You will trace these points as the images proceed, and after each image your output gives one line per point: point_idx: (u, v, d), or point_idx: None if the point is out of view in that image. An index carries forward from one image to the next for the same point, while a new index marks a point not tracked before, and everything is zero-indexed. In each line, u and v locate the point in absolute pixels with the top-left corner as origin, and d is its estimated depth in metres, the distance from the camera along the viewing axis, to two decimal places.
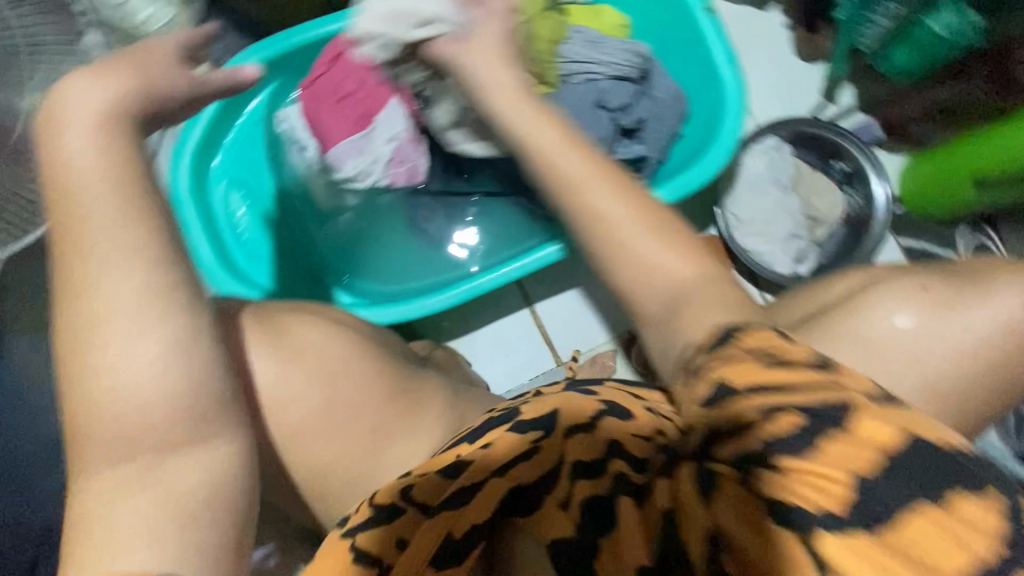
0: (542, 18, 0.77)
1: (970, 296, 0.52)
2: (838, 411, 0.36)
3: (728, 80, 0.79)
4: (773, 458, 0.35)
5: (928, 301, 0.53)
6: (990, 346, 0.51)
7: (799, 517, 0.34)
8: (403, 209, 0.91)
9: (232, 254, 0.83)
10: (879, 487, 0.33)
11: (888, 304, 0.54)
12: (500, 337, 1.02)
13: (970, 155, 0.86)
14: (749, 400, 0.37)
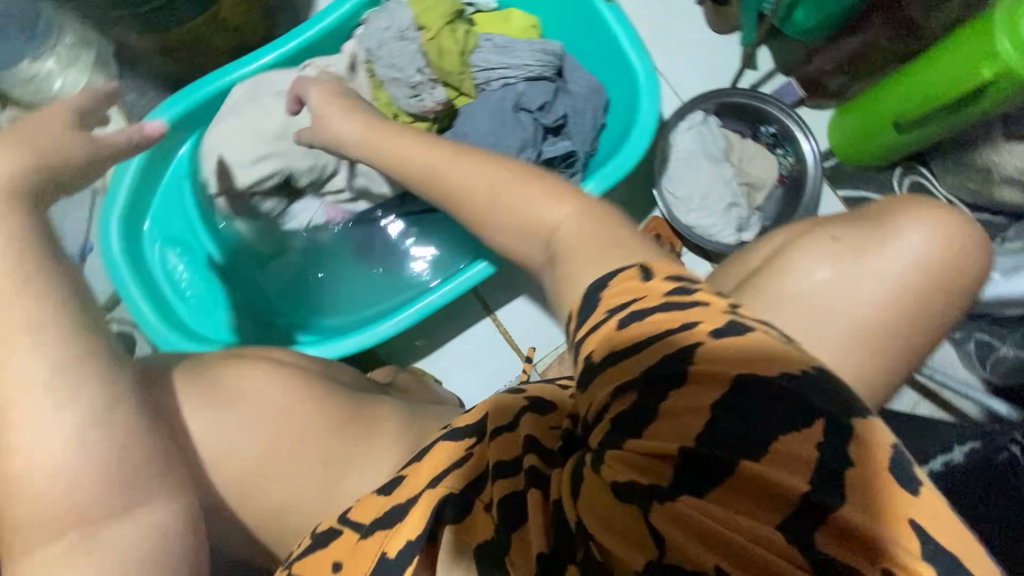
0: (445, 32, 0.79)
1: (875, 242, 0.53)
2: (684, 369, 0.37)
3: (637, 65, 0.80)
4: (627, 435, 0.37)
5: (840, 252, 0.54)
6: (902, 287, 0.52)
7: (650, 489, 0.35)
8: (345, 240, 0.91)
9: (177, 311, 0.82)
10: (725, 444, 0.34)
11: (805, 259, 0.55)
12: (467, 350, 1.01)
13: (886, 103, 0.89)
14: (611, 373, 0.38)
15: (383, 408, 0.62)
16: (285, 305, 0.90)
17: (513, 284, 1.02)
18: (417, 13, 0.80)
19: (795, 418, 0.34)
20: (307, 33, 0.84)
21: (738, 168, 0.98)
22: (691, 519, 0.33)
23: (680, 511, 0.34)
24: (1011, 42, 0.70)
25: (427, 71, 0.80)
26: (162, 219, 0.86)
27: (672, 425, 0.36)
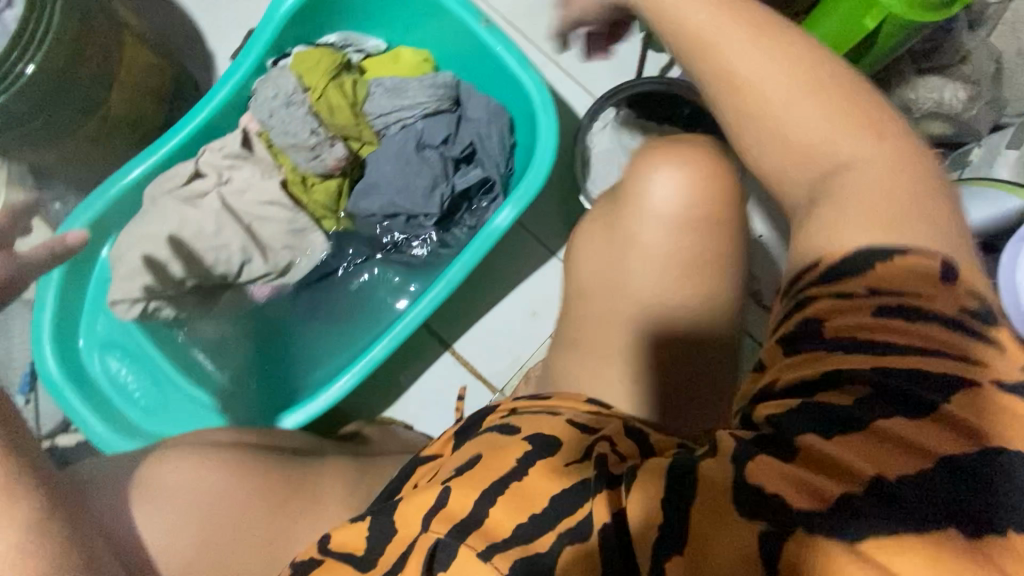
0: (331, 88, 0.79)
1: (620, 207, 0.57)
2: (932, 402, 0.32)
3: (529, 84, 0.79)
4: (808, 430, 0.34)
5: (602, 229, 0.59)
6: (660, 227, 0.54)
7: (798, 512, 0.31)
8: (287, 304, 0.90)
9: (130, 416, 0.80)
10: (917, 494, 0.30)
11: (581, 250, 0.60)
12: (432, 388, 1.00)
13: None
14: (812, 359, 0.36)
15: (330, 470, 0.63)
16: (245, 379, 0.87)
17: (464, 313, 1.01)
18: (302, 75, 0.80)
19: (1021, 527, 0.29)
20: (204, 112, 0.84)
21: None
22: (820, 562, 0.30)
23: (804, 550, 0.30)
24: None
25: (321, 131, 0.79)
26: (92, 326, 0.82)
27: (859, 451, 0.32)
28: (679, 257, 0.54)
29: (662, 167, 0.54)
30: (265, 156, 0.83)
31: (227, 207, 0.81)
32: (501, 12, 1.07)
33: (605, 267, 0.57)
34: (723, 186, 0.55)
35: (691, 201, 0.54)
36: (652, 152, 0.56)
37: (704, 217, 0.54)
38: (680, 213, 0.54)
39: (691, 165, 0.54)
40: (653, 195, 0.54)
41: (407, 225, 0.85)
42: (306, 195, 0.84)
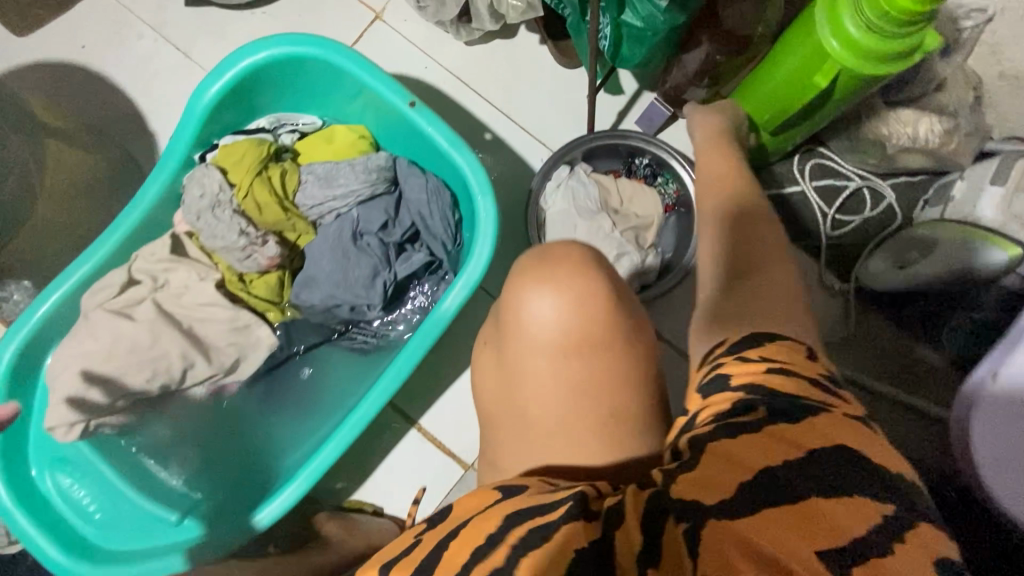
0: (256, 185, 0.75)
1: (505, 332, 0.56)
2: (811, 415, 0.39)
3: (464, 164, 0.75)
4: (720, 436, 0.40)
5: (494, 354, 0.58)
6: (544, 352, 0.53)
7: (711, 505, 0.35)
8: (239, 401, 0.86)
9: (82, 535, 0.76)
10: (805, 472, 0.36)
11: (482, 377, 0.60)
12: (399, 468, 0.95)
13: (764, 98, 0.78)
14: (718, 397, 0.43)
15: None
16: (212, 483, 0.84)
17: (429, 388, 0.96)
18: (228, 171, 0.77)
19: (882, 484, 0.35)
20: (135, 212, 0.81)
21: (618, 214, 0.92)
22: (731, 540, 0.33)
23: (720, 532, 0.34)
24: (839, 40, 0.65)
25: (251, 229, 0.75)
26: (41, 447, 0.79)
27: (760, 448, 0.38)
28: (566, 384, 0.53)
29: (534, 295, 0.54)
30: (200, 258, 0.81)
31: (163, 314, 0.78)
32: (447, 67, 1.02)
33: (498, 394, 0.57)
34: (596, 306, 0.53)
35: (567, 327, 0.53)
36: (522, 275, 0.56)
37: (585, 342, 0.53)
38: (559, 338, 0.54)
39: (562, 289, 0.53)
40: (528, 325, 0.54)
41: (350, 315, 0.81)
42: (246, 292, 0.81)
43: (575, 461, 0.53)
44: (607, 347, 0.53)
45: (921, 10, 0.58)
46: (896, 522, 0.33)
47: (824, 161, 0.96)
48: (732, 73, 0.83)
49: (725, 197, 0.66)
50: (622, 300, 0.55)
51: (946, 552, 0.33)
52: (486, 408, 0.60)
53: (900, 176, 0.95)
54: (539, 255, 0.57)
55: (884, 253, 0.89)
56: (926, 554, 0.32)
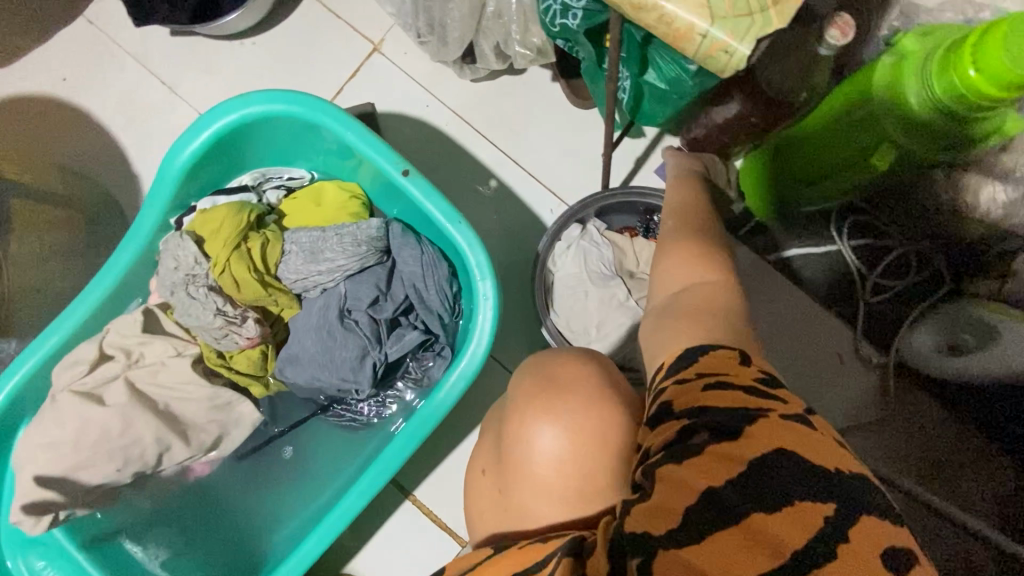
0: (233, 259, 0.68)
1: (508, 465, 0.50)
2: (747, 428, 0.38)
3: (460, 241, 0.67)
4: (663, 462, 0.39)
5: (496, 483, 0.52)
6: (551, 491, 0.48)
7: (658, 538, 0.36)
8: (223, 478, 0.81)
9: None
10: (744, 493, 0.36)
11: (480, 503, 0.54)
12: (392, 543, 0.89)
13: (806, 155, 0.67)
14: (661, 417, 0.42)
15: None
16: (192, 565, 0.78)
17: (424, 456, 0.90)
18: (204, 240, 0.70)
19: (817, 488, 0.35)
20: (108, 280, 0.74)
21: (634, 278, 0.84)
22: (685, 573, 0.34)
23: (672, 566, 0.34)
24: (899, 115, 0.57)
25: (229, 307, 0.69)
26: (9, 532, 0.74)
27: (701, 476, 0.37)
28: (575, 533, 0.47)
29: (543, 429, 0.49)
30: (176, 331, 0.75)
31: (137, 394, 0.72)
32: (450, 106, 0.94)
33: (499, 531, 0.51)
34: (609, 442, 0.48)
35: (580, 467, 0.48)
36: (529, 402, 0.50)
37: (598, 487, 0.48)
38: (570, 479, 0.48)
39: (578, 422, 0.48)
40: (536, 462, 0.49)
41: (336, 393, 0.74)
42: (227, 368, 0.75)
43: None
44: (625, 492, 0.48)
45: (1004, 98, 0.49)
46: (834, 529, 0.34)
47: (867, 219, 0.85)
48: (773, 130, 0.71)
49: (681, 223, 0.60)
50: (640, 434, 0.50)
51: (883, 540, 0.34)
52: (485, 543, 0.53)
53: (953, 241, 0.82)
54: (548, 379, 0.51)
55: (928, 330, 0.82)
56: (866, 551, 0.33)
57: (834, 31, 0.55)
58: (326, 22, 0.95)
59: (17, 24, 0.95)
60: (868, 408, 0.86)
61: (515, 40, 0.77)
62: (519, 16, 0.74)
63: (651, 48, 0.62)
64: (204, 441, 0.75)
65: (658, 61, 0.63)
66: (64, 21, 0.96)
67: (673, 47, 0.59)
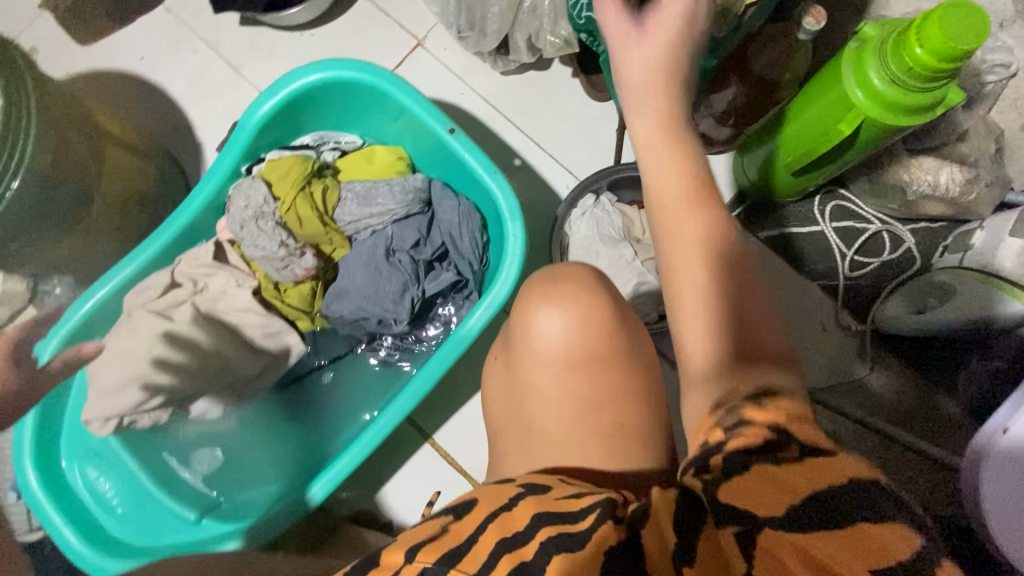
0: (299, 199, 0.80)
1: (514, 349, 0.57)
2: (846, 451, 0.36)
3: (496, 189, 0.78)
4: (764, 456, 0.36)
5: (504, 365, 0.59)
6: (553, 364, 0.55)
7: (765, 519, 0.34)
8: (268, 407, 0.90)
9: (108, 525, 0.79)
10: (859, 503, 0.33)
11: (492, 386, 0.62)
12: (410, 481, 0.96)
13: (797, 125, 0.77)
14: (753, 422, 0.39)
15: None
16: (232, 483, 0.86)
17: (443, 402, 0.98)
18: (272, 184, 0.81)
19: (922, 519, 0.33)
20: (182, 218, 0.84)
21: (641, 244, 0.95)
22: (790, 550, 0.33)
23: (773, 546, 0.34)
24: (863, 90, 0.68)
25: (291, 240, 0.79)
26: (72, 441, 0.82)
27: (805, 475, 0.35)
28: (563, 394, 0.55)
29: (540, 311, 0.56)
30: (238, 264, 0.84)
31: (202, 316, 0.83)
32: (482, 94, 1.07)
33: (505, 403, 0.59)
34: (601, 323, 0.55)
35: (571, 342, 0.54)
36: (531, 292, 0.58)
37: (592, 361, 0.55)
38: (564, 351, 0.55)
39: (569, 305, 0.55)
40: (538, 341, 0.55)
41: (375, 326, 0.84)
42: (278, 300, 0.85)
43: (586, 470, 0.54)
44: (605, 363, 0.55)
45: (946, 67, 0.60)
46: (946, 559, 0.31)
47: (844, 202, 0.98)
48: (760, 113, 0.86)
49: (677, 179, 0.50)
50: (623, 318, 0.56)
51: None
52: (495, 422, 0.60)
53: (922, 222, 0.96)
54: (547, 276, 0.59)
55: (900, 300, 0.92)
56: None
57: (811, 18, 0.69)
58: (377, 20, 1.10)
59: (106, 9, 1.09)
60: (851, 368, 0.95)
61: (546, 32, 0.91)
62: (550, 13, 0.88)
63: None
64: (248, 362, 0.84)
65: None
66: (145, 10, 1.10)
67: None
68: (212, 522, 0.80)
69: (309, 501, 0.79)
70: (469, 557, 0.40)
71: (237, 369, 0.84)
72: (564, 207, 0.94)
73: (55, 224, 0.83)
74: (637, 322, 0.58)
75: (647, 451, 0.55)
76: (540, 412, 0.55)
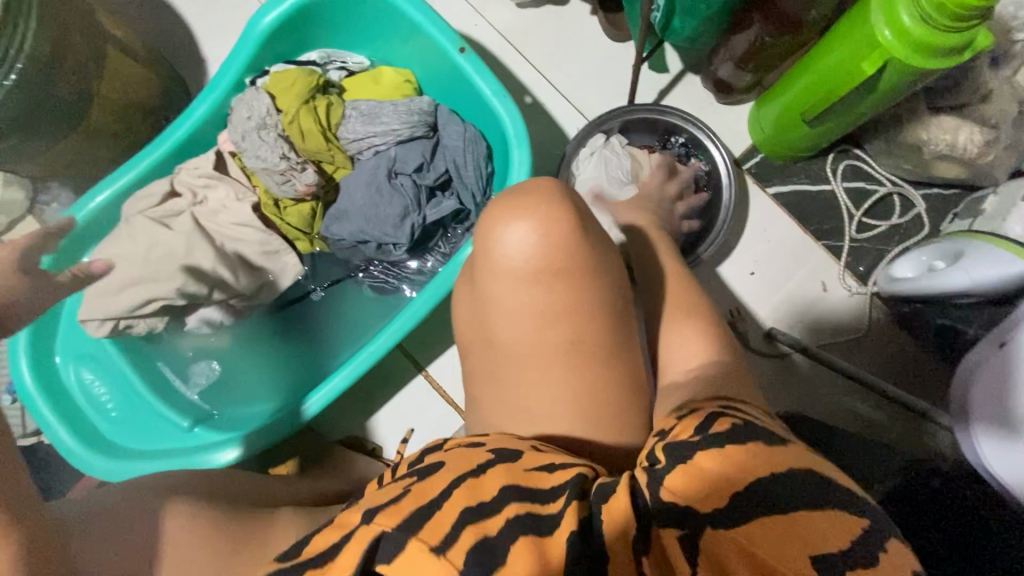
0: (302, 112, 0.79)
1: (481, 261, 0.56)
2: (772, 439, 0.40)
3: (503, 113, 0.77)
4: (701, 449, 0.39)
5: (471, 282, 0.58)
6: (522, 275, 0.53)
7: (706, 515, 0.36)
8: (265, 327, 0.91)
9: (101, 429, 0.80)
10: (786, 488, 0.36)
11: (462, 301, 0.61)
12: (402, 411, 0.97)
13: (819, 69, 0.77)
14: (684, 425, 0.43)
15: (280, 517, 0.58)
16: (224, 398, 0.87)
17: (437, 337, 0.98)
18: (276, 96, 0.80)
19: (845, 503, 0.36)
20: (181, 130, 0.83)
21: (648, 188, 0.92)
22: (733, 550, 0.34)
23: (717, 547, 0.34)
24: (891, 29, 0.65)
25: (292, 154, 0.79)
26: (68, 341, 0.83)
27: (730, 480, 0.37)
28: (535, 310, 0.53)
29: (507, 224, 0.54)
30: (239, 178, 0.84)
31: (200, 227, 0.82)
32: (496, 27, 1.03)
33: (472, 321, 0.58)
34: (563, 233, 0.53)
35: (537, 254, 0.53)
36: (501, 206, 0.56)
37: (558, 272, 0.53)
38: (527, 265, 0.54)
39: (539, 218, 0.53)
40: (504, 253, 0.54)
41: (376, 249, 0.84)
42: (279, 218, 0.84)
43: (570, 387, 0.54)
44: (570, 276, 0.53)
45: (978, 5, 0.58)
46: (867, 546, 0.34)
47: (856, 162, 0.98)
48: (774, 62, 0.87)
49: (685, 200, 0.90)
50: (590, 235, 0.55)
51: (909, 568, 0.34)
52: (468, 342, 0.60)
53: (934, 187, 0.96)
54: (514, 191, 0.57)
55: (908, 261, 0.91)
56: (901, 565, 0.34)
57: None
58: None
59: None
60: (851, 330, 0.97)
61: None
62: None
63: None
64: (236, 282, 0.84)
65: None
66: None
67: None
68: (206, 432, 0.82)
69: (302, 414, 0.81)
70: (431, 526, 0.37)
71: (226, 282, 0.82)
72: (573, 144, 0.92)
73: (53, 126, 0.82)
74: (607, 242, 0.57)
75: (631, 366, 0.56)
76: (512, 326, 0.54)
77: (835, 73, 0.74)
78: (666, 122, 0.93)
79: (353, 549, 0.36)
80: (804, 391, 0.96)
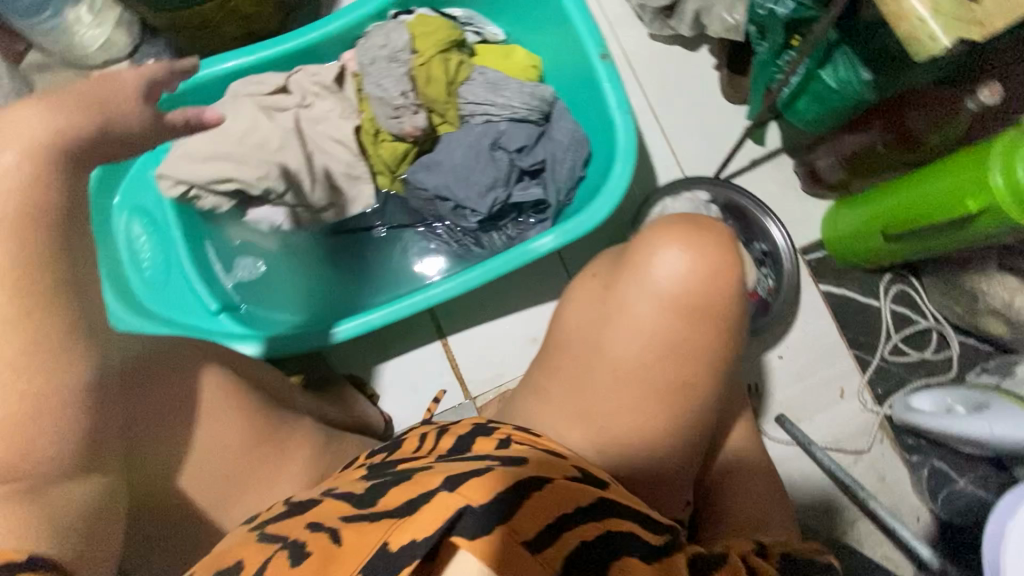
0: (435, 60, 0.81)
1: (622, 266, 0.58)
2: None
3: (620, 124, 0.79)
4: None
5: (597, 282, 0.61)
6: (656, 297, 0.55)
7: None
8: (317, 248, 0.92)
9: (132, 285, 0.80)
10: None
11: (577, 294, 0.62)
12: (412, 369, 0.98)
13: (917, 191, 0.79)
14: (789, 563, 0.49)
15: (301, 428, 0.59)
16: (254, 298, 0.87)
17: (469, 311, 0.99)
18: (415, 36, 0.82)
19: None
20: (312, 35, 0.85)
21: None
22: None
23: None
24: (1004, 177, 0.68)
25: (411, 95, 0.81)
26: (130, 189, 0.85)
27: None
28: (657, 330, 0.55)
29: (665, 247, 0.56)
30: (350, 98, 0.86)
31: (298, 130, 0.82)
32: (624, 49, 1.07)
33: (587, 318, 0.59)
34: (717, 268, 0.55)
35: (683, 283, 0.55)
36: (667, 227, 0.57)
37: (694, 306, 0.55)
38: (673, 294, 0.55)
39: (696, 249, 0.55)
40: (656, 274, 0.55)
41: (453, 209, 0.86)
42: (372, 147, 0.85)
43: (624, 399, 0.56)
44: (707, 313, 0.55)
45: None
46: None
47: (908, 289, 1.01)
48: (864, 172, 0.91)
49: None
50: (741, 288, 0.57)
51: None
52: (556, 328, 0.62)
53: (971, 337, 0.99)
54: (689, 218, 0.58)
55: (929, 397, 0.93)
56: None
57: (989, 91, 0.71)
58: None
59: None
60: (853, 442, 0.99)
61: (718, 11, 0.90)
62: None
63: (837, 50, 0.77)
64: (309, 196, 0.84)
65: (836, 62, 0.78)
66: None
67: (858, 53, 0.75)
68: (228, 321, 0.82)
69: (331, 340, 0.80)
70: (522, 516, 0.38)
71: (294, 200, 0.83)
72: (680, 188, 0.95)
73: None
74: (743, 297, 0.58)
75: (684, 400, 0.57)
76: (626, 335, 0.56)
77: (933, 199, 0.77)
78: (760, 223, 0.94)
79: (435, 515, 0.36)
80: (788, 481, 0.99)
